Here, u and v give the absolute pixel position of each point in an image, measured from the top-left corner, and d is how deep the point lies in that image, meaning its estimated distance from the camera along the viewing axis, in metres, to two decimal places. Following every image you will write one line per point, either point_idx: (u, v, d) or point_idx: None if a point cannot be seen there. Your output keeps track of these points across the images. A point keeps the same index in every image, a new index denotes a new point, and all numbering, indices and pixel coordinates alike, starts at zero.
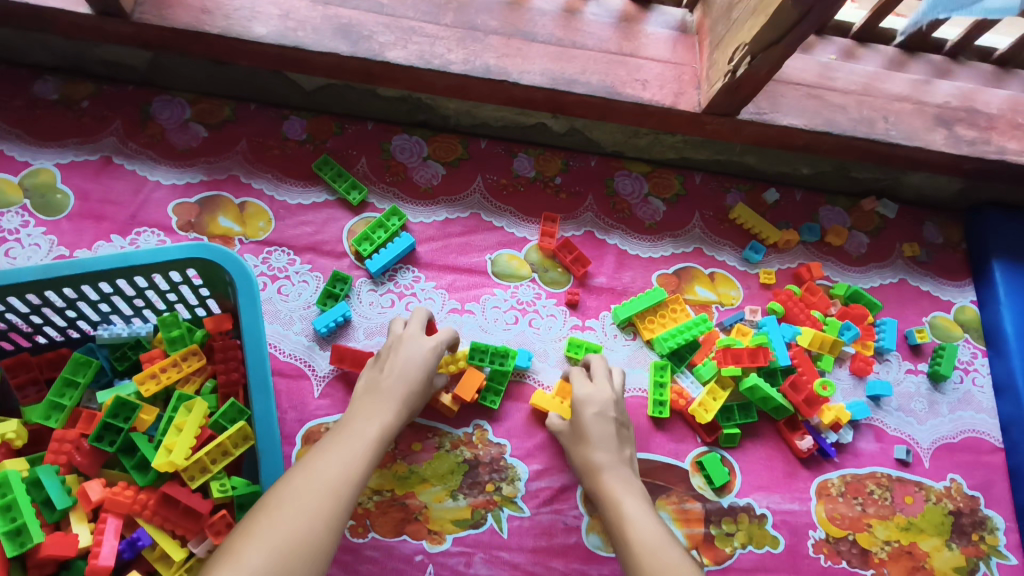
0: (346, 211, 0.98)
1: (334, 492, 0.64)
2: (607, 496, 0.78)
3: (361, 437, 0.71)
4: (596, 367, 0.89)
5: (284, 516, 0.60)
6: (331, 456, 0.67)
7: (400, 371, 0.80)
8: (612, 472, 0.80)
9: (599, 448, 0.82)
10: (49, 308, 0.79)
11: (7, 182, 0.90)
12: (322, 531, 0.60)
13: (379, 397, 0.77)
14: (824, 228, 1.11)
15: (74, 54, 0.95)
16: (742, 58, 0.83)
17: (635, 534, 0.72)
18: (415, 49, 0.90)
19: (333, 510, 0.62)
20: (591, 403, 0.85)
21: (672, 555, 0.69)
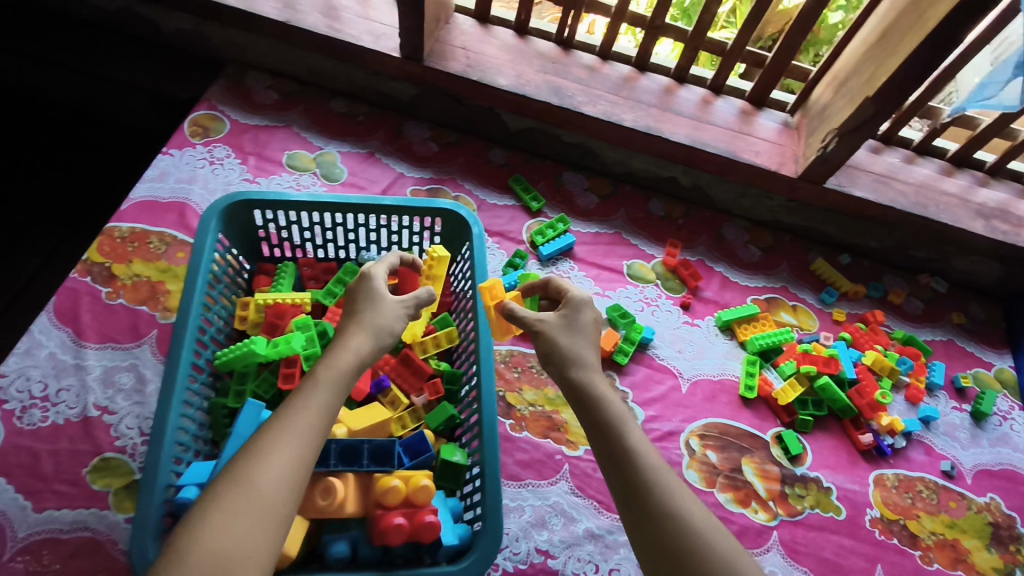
0: (526, 214, 1.34)
1: (295, 450, 0.65)
2: (592, 391, 0.80)
3: (309, 386, 0.71)
4: (575, 292, 0.89)
5: (239, 483, 0.62)
6: (284, 419, 0.68)
7: (355, 320, 0.80)
8: (596, 371, 0.83)
9: (585, 345, 0.85)
10: (341, 228, 1.14)
11: (307, 156, 1.31)
12: (284, 493, 0.63)
13: (337, 346, 0.77)
14: (886, 289, 1.40)
15: (363, 85, 1.39)
16: (832, 138, 1.18)
17: (628, 441, 0.75)
18: (601, 108, 1.29)
19: (291, 472, 0.64)
20: (584, 309, 0.87)
21: (664, 468, 0.73)
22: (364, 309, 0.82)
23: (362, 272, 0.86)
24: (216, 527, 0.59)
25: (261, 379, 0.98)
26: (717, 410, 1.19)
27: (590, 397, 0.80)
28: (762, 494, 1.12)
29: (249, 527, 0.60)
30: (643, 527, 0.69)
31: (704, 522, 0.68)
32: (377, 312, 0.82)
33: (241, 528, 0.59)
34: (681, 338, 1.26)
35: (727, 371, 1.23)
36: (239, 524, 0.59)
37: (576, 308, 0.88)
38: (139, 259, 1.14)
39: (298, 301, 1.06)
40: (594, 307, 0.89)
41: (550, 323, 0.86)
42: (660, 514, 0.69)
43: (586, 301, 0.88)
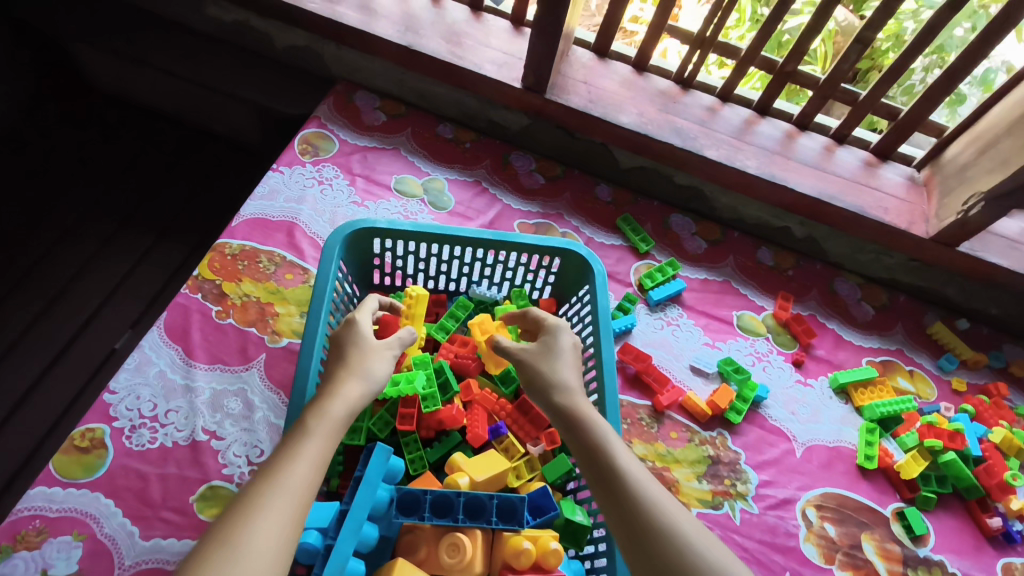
0: (634, 255, 1.29)
1: (289, 505, 0.59)
2: (575, 415, 0.76)
3: (301, 437, 0.66)
4: (549, 320, 0.89)
5: (228, 544, 0.54)
6: (273, 471, 0.61)
7: (342, 363, 0.77)
8: (582, 398, 0.78)
9: (566, 370, 0.82)
10: (457, 261, 1.11)
11: (415, 181, 1.29)
12: (278, 555, 0.55)
13: (327, 393, 0.72)
14: (1008, 359, 1.32)
15: (473, 113, 1.37)
16: (977, 202, 1.13)
17: (615, 459, 0.69)
18: (724, 152, 1.25)
19: (283, 530, 0.57)
20: (560, 335, 0.86)
21: (655, 484, 0.66)
22: (352, 354, 0.78)
23: (347, 318, 0.83)
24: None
25: (377, 417, 0.94)
26: (834, 479, 1.12)
27: (575, 417, 0.75)
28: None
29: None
30: (637, 546, 0.61)
31: (695, 533, 0.61)
32: (370, 357, 0.78)
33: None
34: (794, 398, 1.19)
35: (842, 438, 1.17)
36: None
37: (554, 335, 0.86)
38: (248, 278, 1.11)
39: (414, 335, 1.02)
40: (571, 332, 0.88)
41: (528, 354, 0.85)
42: (649, 528, 0.61)
43: (562, 328, 0.87)
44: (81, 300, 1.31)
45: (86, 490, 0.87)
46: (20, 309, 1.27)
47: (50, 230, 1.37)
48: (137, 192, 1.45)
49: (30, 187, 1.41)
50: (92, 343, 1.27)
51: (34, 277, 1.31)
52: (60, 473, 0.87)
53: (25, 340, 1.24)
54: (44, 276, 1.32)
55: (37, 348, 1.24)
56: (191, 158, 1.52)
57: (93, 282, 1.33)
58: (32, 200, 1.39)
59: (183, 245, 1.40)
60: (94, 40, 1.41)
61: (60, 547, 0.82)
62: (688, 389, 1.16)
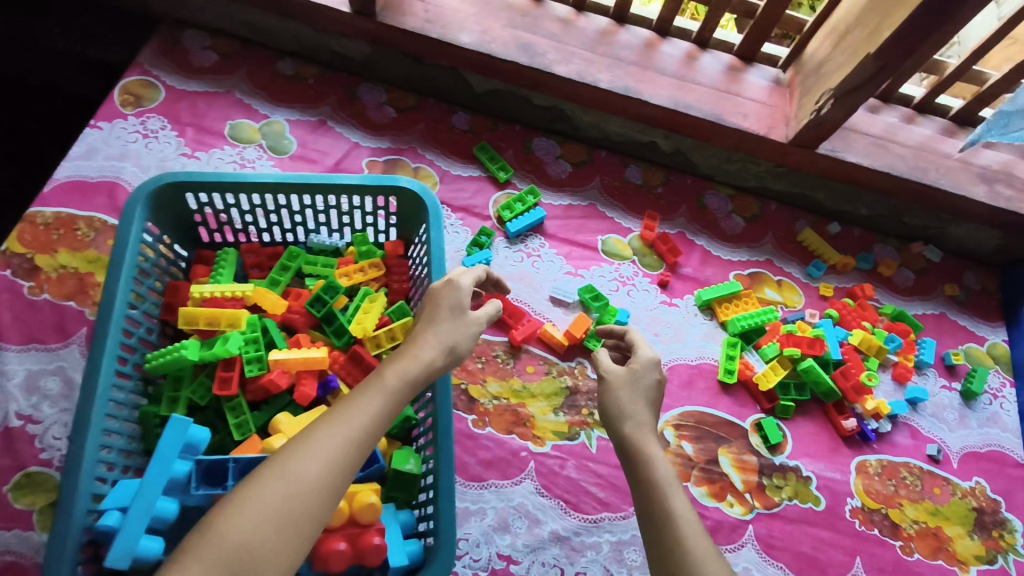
0: (493, 186, 1.24)
1: (342, 452, 0.65)
2: (641, 453, 0.80)
3: (375, 392, 0.71)
4: (639, 355, 0.92)
5: (283, 471, 0.62)
6: (343, 412, 0.68)
7: (429, 328, 0.80)
8: (647, 434, 0.83)
9: (641, 404, 0.86)
10: (286, 210, 1.04)
11: (251, 126, 1.20)
12: (321, 493, 0.63)
13: (405, 354, 0.77)
14: (877, 260, 1.32)
15: (312, 44, 1.26)
16: (827, 100, 1.07)
17: (668, 504, 0.73)
18: (575, 67, 1.17)
19: (332, 469, 0.64)
20: (641, 368, 0.90)
21: (700, 533, 0.71)
22: (442, 317, 0.82)
23: (450, 279, 0.87)
24: (254, 509, 0.60)
25: (197, 385, 0.91)
26: (694, 397, 1.13)
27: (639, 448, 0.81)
28: (738, 486, 1.07)
29: (284, 519, 0.60)
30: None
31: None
32: (460, 326, 0.82)
33: (275, 519, 0.60)
34: (656, 320, 1.18)
35: (704, 355, 1.17)
36: (273, 516, 0.60)
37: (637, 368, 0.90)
38: (64, 248, 1.04)
39: (238, 294, 0.97)
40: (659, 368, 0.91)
41: (615, 376, 0.89)
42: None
43: (653, 363, 0.91)
44: None
45: None
46: None
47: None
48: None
49: None
50: None
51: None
52: None
53: None
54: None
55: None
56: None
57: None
58: None
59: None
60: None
61: None
62: (546, 321, 1.14)
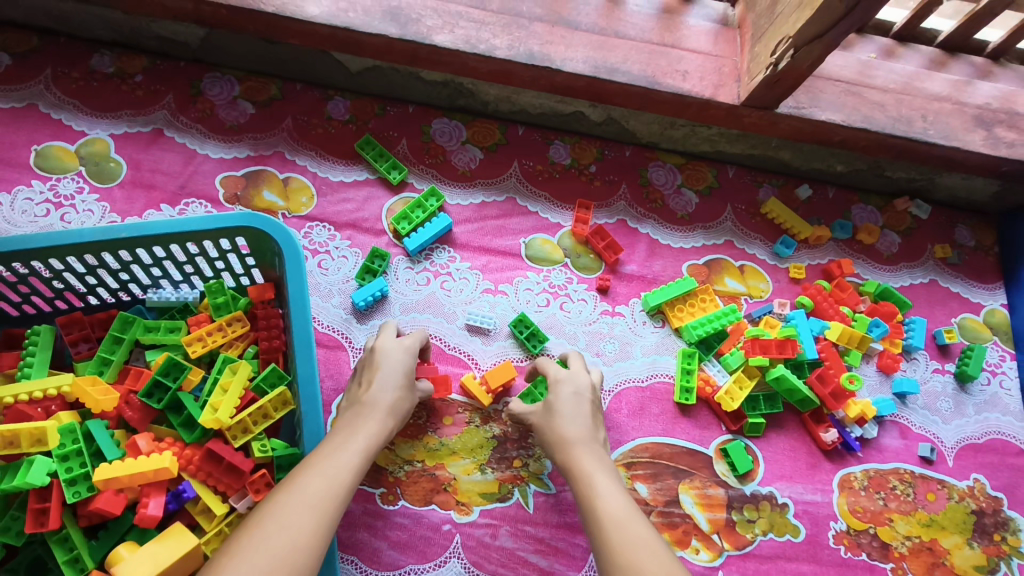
0: (385, 190, 1.00)
1: (323, 499, 0.63)
2: (580, 470, 0.76)
3: (342, 445, 0.70)
4: (552, 370, 0.86)
5: (273, 517, 0.60)
6: (317, 460, 0.67)
7: (380, 382, 0.78)
8: (585, 446, 0.78)
9: (573, 423, 0.81)
10: (104, 270, 0.82)
11: (65, 149, 0.94)
12: (316, 535, 0.60)
13: (365, 407, 0.76)
14: (856, 226, 1.12)
15: (130, 30, 0.98)
16: (785, 51, 0.84)
17: (614, 508, 0.70)
18: (462, 34, 0.91)
19: (320, 510, 0.62)
20: (566, 383, 0.84)
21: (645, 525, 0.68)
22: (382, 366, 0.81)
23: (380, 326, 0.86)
24: (245, 558, 0.56)
25: (6, 522, 0.70)
26: (647, 426, 0.95)
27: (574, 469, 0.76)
28: (704, 528, 0.91)
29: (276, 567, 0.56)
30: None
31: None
32: (409, 387, 0.80)
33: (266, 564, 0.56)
34: (598, 336, 0.99)
35: (657, 372, 0.98)
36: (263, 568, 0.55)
37: (554, 388, 0.84)
38: None
39: (52, 392, 0.75)
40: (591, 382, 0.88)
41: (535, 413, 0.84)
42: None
43: (572, 378, 0.85)
44: None
45: None
46: None
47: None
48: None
49: None
50: None
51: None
52: None
53: None
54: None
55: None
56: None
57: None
58: None
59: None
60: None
61: None
62: (471, 369, 0.93)
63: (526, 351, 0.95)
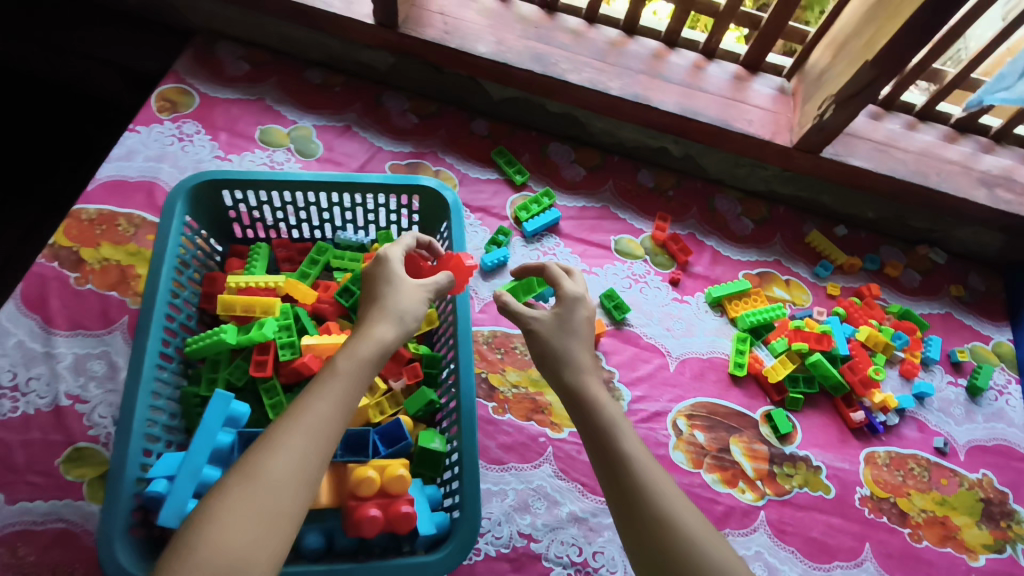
0: (510, 188, 1.29)
1: (311, 443, 0.63)
2: (589, 400, 0.79)
3: (333, 374, 0.69)
4: (568, 288, 0.88)
5: (249, 475, 0.60)
6: (295, 412, 0.65)
7: (388, 300, 0.79)
8: (593, 375, 0.81)
9: (578, 348, 0.84)
10: (314, 208, 1.10)
11: (281, 131, 1.26)
12: (297, 483, 0.61)
13: (360, 331, 0.76)
14: (883, 262, 1.36)
15: (338, 55, 1.33)
16: (828, 106, 1.13)
17: (623, 447, 0.73)
18: (587, 76, 1.24)
19: (303, 456, 0.62)
20: (585, 304, 0.87)
21: (654, 466, 0.72)
22: (389, 292, 0.80)
23: (378, 254, 0.84)
24: (224, 516, 0.57)
25: (233, 367, 0.96)
26: (706, 389, 1.17)
27: (584, 400, 0.79)
28: (750, 474, 1.10)
29: (260, 516, 0.58)
30: (643, 545, 0.66)
31: (699, 526, 0.66)
32: (416, 290, 0.82)
33: (247, 520, 0.57)
34: (669, 315, 1.22)
35: (716, 349, 1.21)
36: (253, 520, 0.58)
37: (568, 306, 0.86)
38: (107, 242, 1.11)
39: (271, 285, 1.01)
40: (587, 302, 0.88)
41: (546, 325, 0.85)
42: (653, 524, 0.66)
43: (579, 298, 0.87)
44: None
45: None
46: None
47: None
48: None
49: None
50: None
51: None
52: None
53: None
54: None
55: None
56: (36, 111, 1.38)
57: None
58: None
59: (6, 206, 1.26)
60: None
61: None
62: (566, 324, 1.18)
63: (612, 319, 1.19)
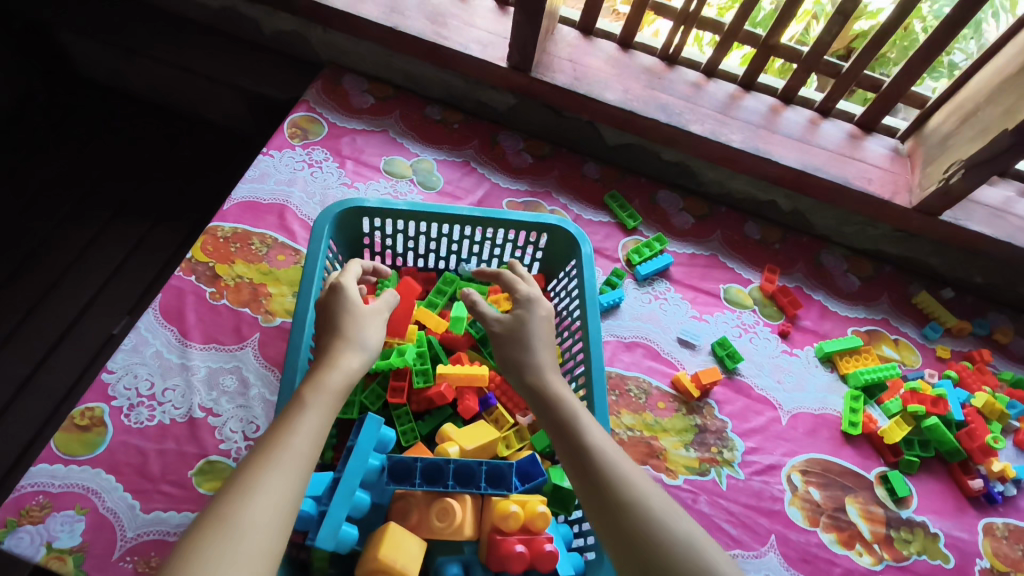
0: (622, 231, 1.31)
1: (285, 479, 0.60)
2: (553, 398, 0.77)
3: (299, 407, 0.68)
4: (523, 290, 0.89)
5: (224, 520, 0.56)
6: (265, 451, 0.62)
7: (346, 325, 0.79)
8: (556, 375, 0.81)
9: (541, 350, 0.83)
10: (445, 240, 1.13)
11: (404, 162, 1.31)
12: (274, 520, 0.57)
13: (322, 360, 0.75)
14: (992, 328, 1.35)
15: (461, 94, 1.38)
16: (957, 170, 1.15)
17: (587, 438, 0.71)
18: (709, 127, 1.27)
19: (280, 494, 0.59)
20: (542, 306, 0.88)
21: (620, 454, 0.70)
22: (346, 321, 0.80)
23: (332, 286, 0.84)
24: (196, 563, 0.53)
25: (369, 391, 0.97)
26: (818, 445, 1.15)
27: (548, 398, 0.77)
28: (867, 536, 1.07)
29: (239, 557, 0.54)
30: (614, 530, 0.63)
31: (661, 504, 0.64)
32: (371, 316, 0.82)
33: (225, 562, 0.53)
34: (780, 367, 1.22)
35: (828, 405, 1.19)
36: (234, 562, 0.53)
37: (527, 308, 0.87)
38: (240, 259, 1.13)
39: None
40: (544, 304, 0.89)
41: (508, 329, 0.85)
42: (622, 506, 0.64)
43: (535, 301, 0.88)
44: (79, 285, 1.34)
45: (87, 466, 0.89)
46: (28, 288, 1.31)
47: (7, 207, 1.38)
48: (147, 166, 1.48)
49: (51, 166, 1.44)
50: (92, 328, 1.30)
51: (23, 276, 1.32)
52: (61, 450, 0.89)
53: (25, 327, 1.27)
54: (80, 279, 1.34)
55: (83, 348, 1.28)
56: (176, 152, 1.52)
57: (140, 268, 1.38)
58: (50, 181, 1.43)
59: (177, 233, 1.42)
60: (72, 23, 1.39)
61: (63, 520, 0.84)
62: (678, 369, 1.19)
63: (723, 367, 1.19)
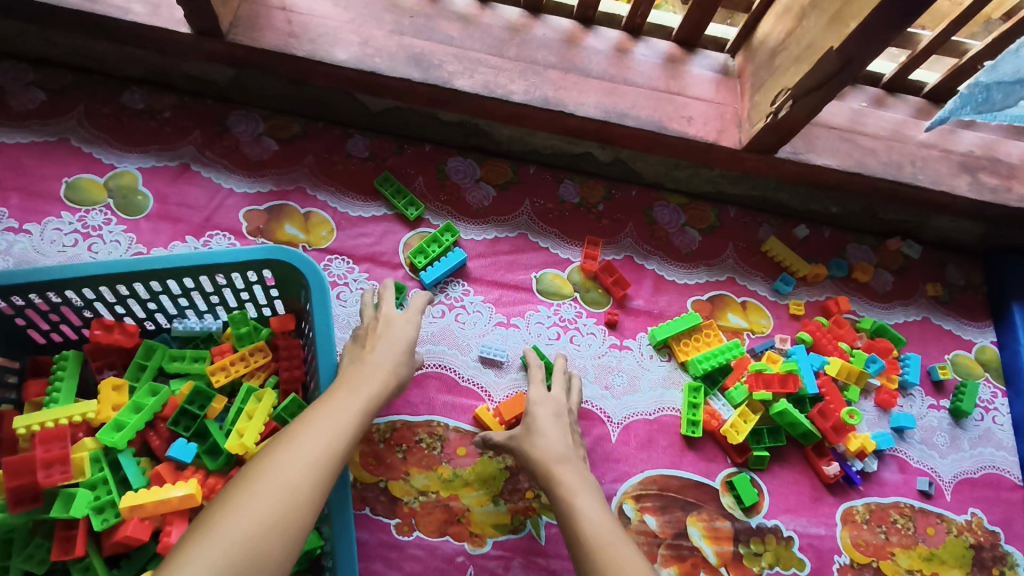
0: (403, 225, 1.03)
1: (325, 450, 0.64)
2: (565, 484, 0.77)
3: (352, 393, 0.71)
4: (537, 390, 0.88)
5: (268, 471, 0.60)
6: (311, 423, 0.66)
7: (385, 346, 0.79)
8: (567, 464, 0.80)
9: (562, 434, 0.83)
10: (134, 300, 0.84)
11: (95, 181, 0.97)
12: (312, 489, 0.61)
13: (361, 366, 0.76)
14: (851, 265, 1.16)
15: (162, 70, 1.02)
16: (784, 101, 0.89)
17: (591, 509, 0.74)
18: (481, 79, 0.96)
19: (319, 469, 0.63)
20: (549, 404, 0.86)
21: (620, 532, 0.72)
22: (397, 330, 0.82)
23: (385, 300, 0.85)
24: (244, 507, 0.57)
25: (32, 550, 0.72)
26: (655, 458, 0.97)
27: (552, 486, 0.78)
28: (712, 561, 0.93)
29: (276, 509, 0.58)
30: None
31: None
32: (408, 344, 0.81)
33: (265, 508, 0.57)
34: (607, 368, 1.01)
35: (665, 405, 1.01)
36: (274, 511, 0.58)
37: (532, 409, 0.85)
38: None
39: (77, 420, 0.77)
40: (576, 387, 0.92)
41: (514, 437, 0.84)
42: None
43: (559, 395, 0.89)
44: None
45: None
46: None
47: None
48: None
49: None
50: None
51: None
52: None
53: None
54: None
55: None
56: None
57: None
58: None
59: None
60: None
61: None
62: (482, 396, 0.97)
63: None
